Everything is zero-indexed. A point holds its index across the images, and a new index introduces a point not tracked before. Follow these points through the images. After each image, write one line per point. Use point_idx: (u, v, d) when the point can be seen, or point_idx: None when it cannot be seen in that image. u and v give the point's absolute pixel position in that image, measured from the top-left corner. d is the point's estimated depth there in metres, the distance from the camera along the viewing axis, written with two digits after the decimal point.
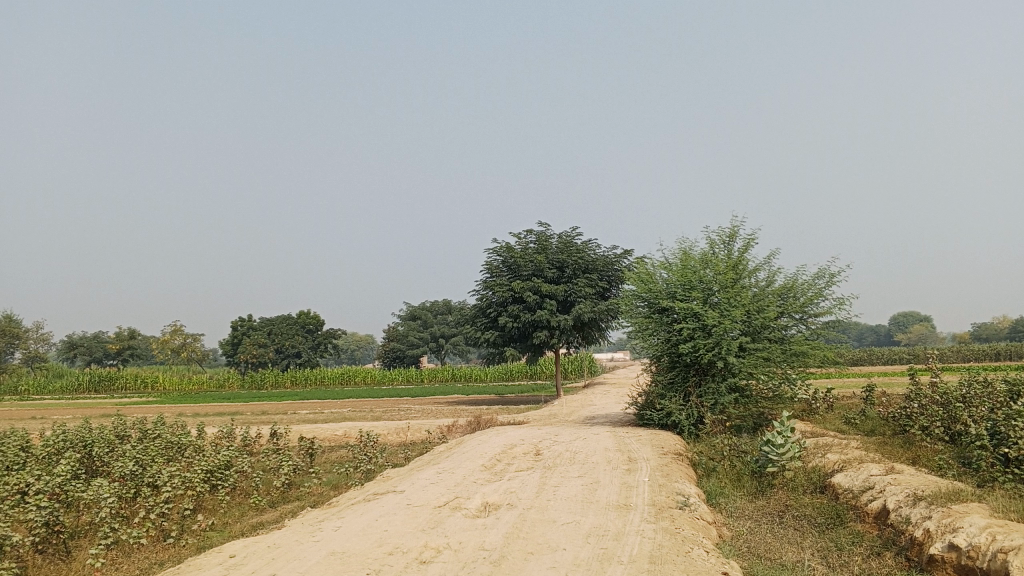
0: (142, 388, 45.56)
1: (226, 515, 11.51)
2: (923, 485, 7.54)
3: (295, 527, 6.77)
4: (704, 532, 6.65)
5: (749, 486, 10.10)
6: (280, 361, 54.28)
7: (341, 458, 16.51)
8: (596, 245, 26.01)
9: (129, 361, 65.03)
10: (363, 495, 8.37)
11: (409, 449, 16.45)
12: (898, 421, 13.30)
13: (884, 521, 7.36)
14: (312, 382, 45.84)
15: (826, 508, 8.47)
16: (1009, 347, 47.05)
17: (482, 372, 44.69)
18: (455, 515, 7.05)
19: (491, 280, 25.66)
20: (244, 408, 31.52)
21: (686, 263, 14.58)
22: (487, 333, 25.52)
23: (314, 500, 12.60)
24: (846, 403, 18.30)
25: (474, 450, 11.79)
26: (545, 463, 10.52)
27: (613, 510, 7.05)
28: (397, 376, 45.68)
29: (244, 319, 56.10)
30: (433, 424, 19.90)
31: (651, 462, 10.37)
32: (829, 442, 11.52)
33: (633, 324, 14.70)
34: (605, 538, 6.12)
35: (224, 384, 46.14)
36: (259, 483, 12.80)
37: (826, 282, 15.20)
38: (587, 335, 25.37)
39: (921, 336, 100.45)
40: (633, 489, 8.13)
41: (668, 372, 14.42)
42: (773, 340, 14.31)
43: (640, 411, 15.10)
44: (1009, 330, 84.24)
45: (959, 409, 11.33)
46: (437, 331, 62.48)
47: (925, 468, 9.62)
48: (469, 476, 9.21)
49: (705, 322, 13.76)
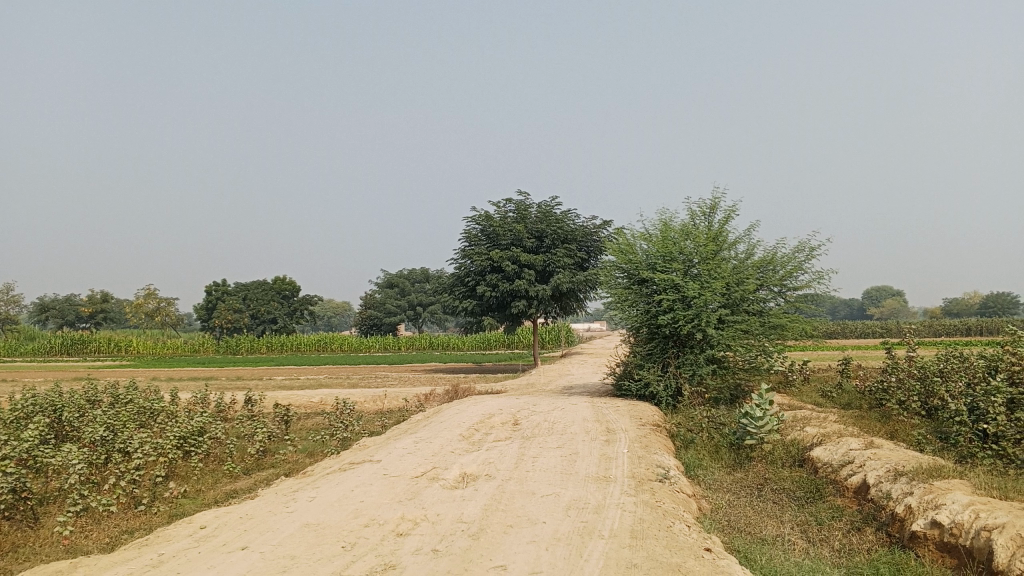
0: (115, 352, 45.06)
1: (199, 483, 11.34)
2: (903, 461, 7.52)
3: (268, 497, 6.61)
4: (685, 506, 6.58)
5: (727, 459, 10.08)
6: (255, 327, 53.87)
7: (316, 425, 16.37)
8: (575, 216, 25.84)
9: (102, 325, 64.35)
10: (339, 465, 8.22)
11: (385, 418, 16.32)
12: (875, 395, 13.35)
13: (864, 496, 7.33)
14: (288, 348, 45.54)
15: (805, 482, 8.46)
16: (981, 322, 47.61)
17: (459, 341, 44.60)
18: (432, 486, 6.92)
19: (469, 249, 25.44)
20: (219, 374, 31.24)
21: (667, 234, 14.45)
22: (465, 301, 25.35)
23: (289, 468, 12.46)
24: (822, 376, 18.39)
25: (451, 420, 11.66)
26: (523, 433, 10.42)
27: (593, 483, 6.96)
28: (374, 344, 45.50)
29: (219, 284, 55.51)
30: (410, 393, 19.77)
31: (630, 434, 10.30)
32: (807, 415, 11.51)
33: (612, 295, 14.58)
34: (586, 511, 6.01)
35: (199, 349, 45.73)
36: (233, 450, 12.63)
37: (805, 255, 15.17)
38: (565, 305, 25.28)
39: (894, 310, 101.56)
40: (612, 461, 8.04)
41: (647, 343, 14.35)
42: (752, 312, 14.27)
43: (617, 381, 15.05)
44: (981, 304, 85.34)
45: (936, 384, 11.37)
46: (415, 299, 62.26)
47: (903, 442, 9.63)
48: (446, 446, 9.09)
49: (685, 293, 13.67)
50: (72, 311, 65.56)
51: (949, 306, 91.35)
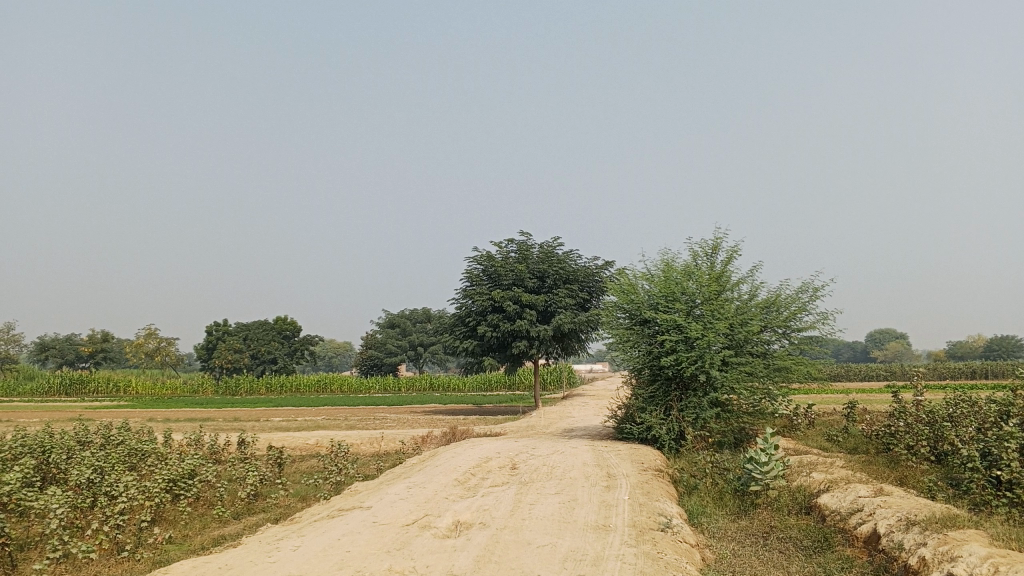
0: (113, 392, 44.75)
1: (187, 527, 10.99)
2: (916, 509, 7.20)
3: (250, 546, 6.31)
4: (688, 557, 6.26)
5: (732, 505, 9.76)
6: (255, 367, 53.54)
7: (311, 468, 16.03)
8: (577, 256, 25.70)
9: (102, 364, 64.07)
10: (327, 512, 7.91)
11: (381, 461, 15.98)
12: (882, 439, 13.03)
13: (875, 547, 7.01)
14: (288, 389, 45.19)
15: (813, 531, 8.13)
16: (986, 365, 47.21)
17: (459, 382, 44.21)
18: (422, 535, 6.61)
19: (470, 289, 25.26)
20: (216, 414, 30.90)
21: (669, 274, 14.23)
22: (466, 342, 25.10)
23: (280, 512, 12.12)
24: (827, 419, 18.05)
25: (447, 464, 11.35)
26: (521, 477, 10.11)
27: (591, 532, 6.65)
28: (374, 385, 45.13)
29: (219, 323, 55.31)
30: (408, 435, 19.42)
31: (631, 479, 9.98)
32: (814, 460, 11.19)
33: (613, 335, 14.32)
34: (583, 563, 5.71)
35: (198, 390, 45.37)
36: (223, 494, 12.30)
37: (809, 296, 14.93)
38: (567, 345, 25.01)
39: (898, 352, 101.04)
40: (612, 508, 7.74)
41: (649, 386, 14.06)
42: (756, 354, 13.99)
43: (619, 424, 14.73)
44: (985, 347, 84.80)
45: (946, 428, 11.07)
46: (416, 339, 62.01)
47: (914, 489, 9.30)
48: (440, 492, 8.79)
49: (687, 334, 13.41)
50: (72, 350, 65.33)
51: (953, 349, 90.86)
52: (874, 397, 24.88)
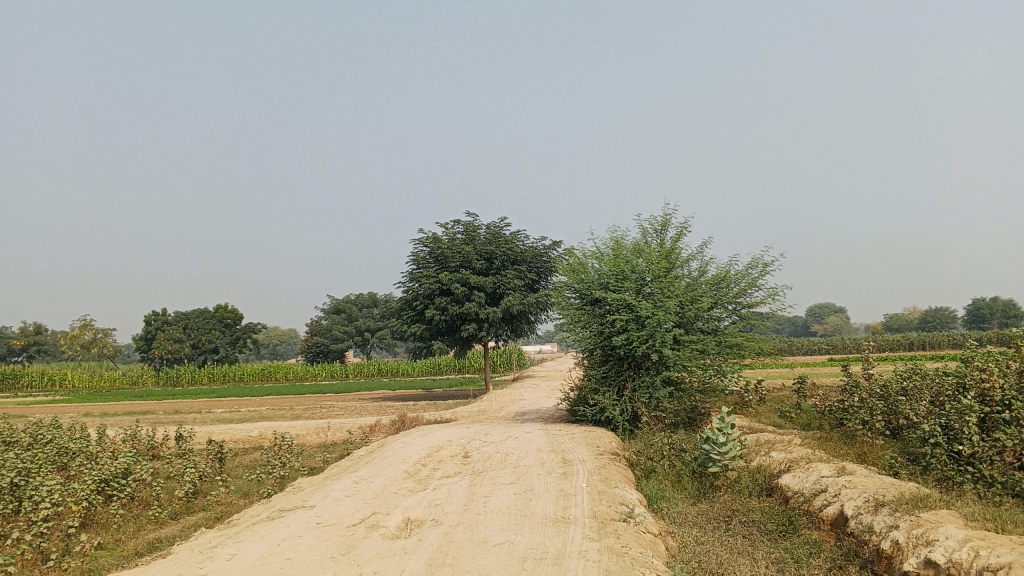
0: (48, 386, 43.10)
1: (119, 531, 10.32)
2: (882, 489, 6.99)
3: (180, 556, 5.77)
4: (653, 550, 5.92)
5: (691, 488, 9.50)
6: (197, 357, 52.13)
7: (254, 461, 15.41)
8: (525, 237, 25.29)
9: (35, 358, 61.70)
10: (267, 513, 7.37)
11: (328, 453, 15.41)
12: (835, 415, 12.95)
13: (843, 530, 6.77)
14: (231, 378, 44.06)
15: (777, 513, 7.89)
16: (924, 336, 48.36)
17: (408, 367, 43.61)
18: (370, 536, 6.16)
19: (417, 272, 24.66)
20: (156, 407, 29.86)
21: (618, 252, 13.86)
22: (413, 326, 24.54)
23: (221, 510, 11.51)
24: (778, 394, 18.04)
25: (396, 454, 10.88)
26: (474, 467, 9.70)
27: (551, 526, 6.28)
28: (321, 372, 44.21)
29: (158, 313, 53.58)
30: (355, 424, 18.85)
31: (588, 465, 9.64)
32: (771, 439, 11.00)
33: (564, 316, 13.96)
34: (543, 562, 5.29)
35: (137, 382, 43.94)
36: (160, 493, 11.64)
37: (759, 271, 14.77)
38: (516, 327, 24.65)
39: (837, 326, 103.48)
40: (570, 498, 7.36)
41: (601, 366, 13.74)
42: (707, 332, 13.79)
43: (572, 406, 14.43)
44: (920, 319, 87.04)
45: (901, 402, 10.99)
46: (362, 325, 61.01)
47: (874, 466, 9.15)
48: (389, 486, 8.33)
49: (638, 313, 13.03)
50: (3, 344, 62.81)
51: (889, 321, 93.18)
52: (821, 371, 25.07)
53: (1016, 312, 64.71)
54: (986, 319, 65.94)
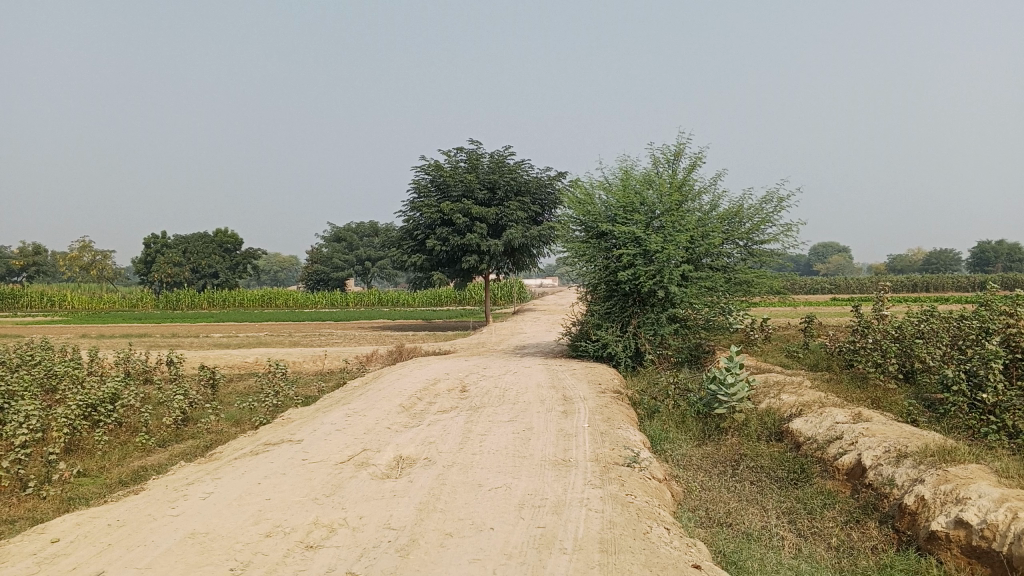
0: (48, 306, 42.89)
1: (105, 459, 10.02)
2: (904, 439, 6.58)
3: (153, 493, 5.37)
4: (659, 498, 5.52)
5: (695, 429, 9.13)
6: (196, 282, 51.79)
7: (248, 389, 15.11)
8: (529, 166, 24.54)
9: (35, 279, 61.52)
10: (251, 447, 6.95)
11: (323, 382, 15.09)
12: (845, 356, 12.54)
13: (860, 481, 6.38)
14: (232, 304, 43.81)
15: (788, 459, 7.50)
16: (928, 278, 47.77)
17: (408, 297, 43.28)
18: (359, 476, 5.76)
19: (418, 201, 24.05)
20: (154, 330, 29.60)
21: (627, 183, 13.19)
22: (414, 256, 24.05)
23: (210, 438, 11.20)
24: (784, 333, 17.64)
25: (392, 386, 10.49)
26: (471, 402, 9.31)
27: (551, 469, 5.89)
28: (321, 299, 43.86)
29: (157, 236, 52.98)
30: (352, 353, 18.54)
31: (590, 403, 9.23)
32: (780, 380, 10.58)
33: (569, 249, 13.38)
34: (542, 511, 4.88)
35: (137, 304, 43.75)
36: (148, 420, 11.30)
37: (774, 206, 14.20)
38: (518, 260, 24.16)
39: (840, 265, 102.89)
40: (572, 440, 6.94)
41: (605, 302, 13.25)
42: (716, 268, 13.31)
43: (573, 341, 14.03)
44: (924, 261, 86.31)
45: (918, 346, 10.54)
46: (363, 254, 60.40)
47: (889, 412, 8.74)
48: (382, 421, 7.94)
49: (646, 248, 12.44)
50: (3, 264, 62.54)
51: (892, 263, 92.46)
52: (826, 310, 24.64)
53: (1022, 255, 64.04)
54: (989, 262, 65.31)
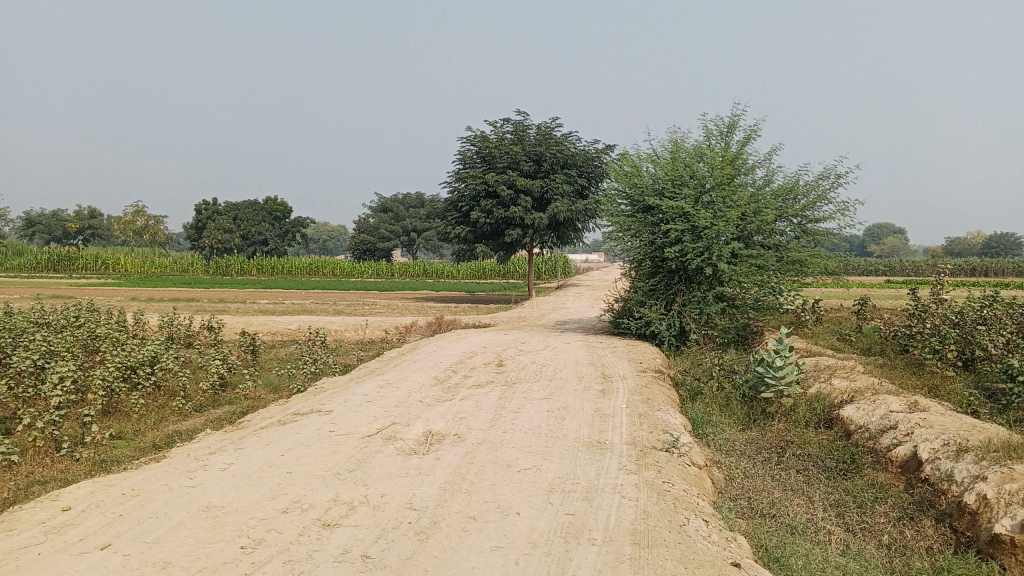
0: (102, 268, 43.74)
1: (141, 422, 10.01)
2: (965, 432, 6.16)
3: (173, 462, 5.24)
4: (698, 486, 5.22)
5: (740, 413, 8.77)
6: (246, 249, 52.39)
7: (288, 355, 15.10)
8: (577, 139, 24.08)
9: (91, 241, 62.96)
10: (279, 416, 6.80)
11: (362, 351, 14.99)
12: (900, 341, 12.01)
13: (915, 475, 5.99)
14: (279, 271, 44.19)
15: (837, 449, 7.12)
16: (987, 262, 46.25)
17: (453, 269, 43.22)
18: (385, 451, 5.56)
19: (463, 171, 23.77)
20: (201, 295, 29.94)
21: (677, 156, 12.73)
22: (458, 228, 23.83)
23: (246, 405, 11.15)
24: (835, 315, 17.07)
25: (428, 358, 10.30)
26: (507, 377, 9.08)
27: (586, 451, 5.61)
28: (366, 269, 44.00)
29: (208, 203, 53.62)
30: (393, 323, 18.45)
31: (630, 382, 8.91)
32: (831, 364, 10.13)
33: (614, 223, 12.99)
34: (573, 496, 4.61)
35: (188, 269, 44.39)
36: (185, 384, 11.29)
37: (831, 183, 13.64)
38: (562, 234, 23.81)
39: (894, 247, 100.39)
40: (609, 420, 6.65)
41: (650, 279, 12.86)
42: (767, 246, 12.84)
43: (615, 318, 13.68)
44: (983, 244, 83.62)
45: (981, 333, 10.00)
46: (409, 225, 60.49)
47: (947, 401, 8.28)
48: (414, 394, 7.74)
49: (695, 223, 12.00)
50: (61, 227, 64.00)
51: (949, 247, 89.82)
52: (881, 293, 23.85)
53: None
54: None
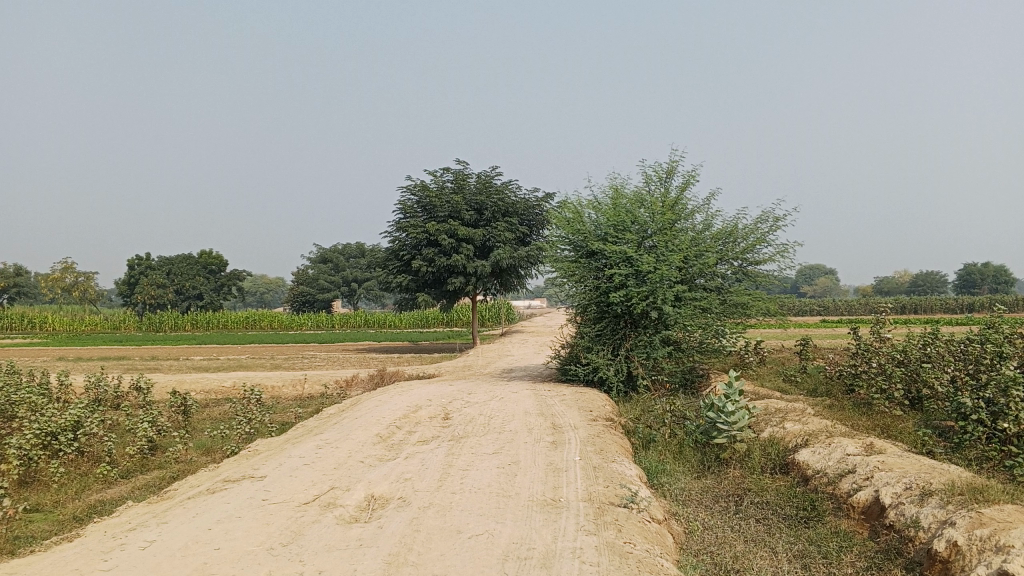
0: (28, 328, 41.97)
1: (61, 492, 9.32)
2: (926, 474, 6.01)
3: (87, 542, 4.73)
4: (660, 545, 4.93)
5: (694, 461, 8.53)
6: (181, 304, 50.96)
7: (222, 414, 14.41)
8: (517, 187, 24.04)
9: (17, 299, 60.58)
10: (208, 484, 6.30)
11: (301, 407, 14.41)
12: (846, 380, 11.99)
13: (880, 522, 5.80)
14: (216, 326, 42.99)
15: (796, 495, 6.91)
16: (917, 300, 47.53)
17: (395, 319, 42.61)
18: (324, 520, 5.14)
19: (403, 221, 23.46)
20: (132, 353, 28.80)
21: (618, 201, 12.64)
22: (399, 277, 23.43)
23: (177, 469, 10.51)
24: (778, 356, 17.11)
25: (370, 414, 9.86)
26: (454, 432, 8.69)
27: (541, 511, 5.28)
28: (306, 321, 43.08)
29: (141, 258, 52.14)
30: (333, 376, 17.89)
31: (581, 433, 8.62)
32: (781, 407, 9.99)
33: (557, 270, 12.78)
34: (529, 564, 4.27)
35: (119, 326, 42.88)
36: (111, 449, 10.61)
37: (770, 226, 13.73)
38: (505, 282, 23.60)
39: (827, 287, 102.90)
40: (562, 476, 6.33)
41: (596, 324, 12.64)
42: (711, 289, 12.78)
43: (562, 365, 13.40)
44: (911, 283, 86.22)
45: (927, 370, 10.00)
46: (350, 275, 59.72)
47: (900, 441, 8.16)
48: (356, 453, 7.31)
49: (639, 268, 11.87)
50: None
51: (878, 285, 92.44)
52: (820, 333, 24.14)
53: (1008, 278, 64.18)
54: (976, 285, 65.24)
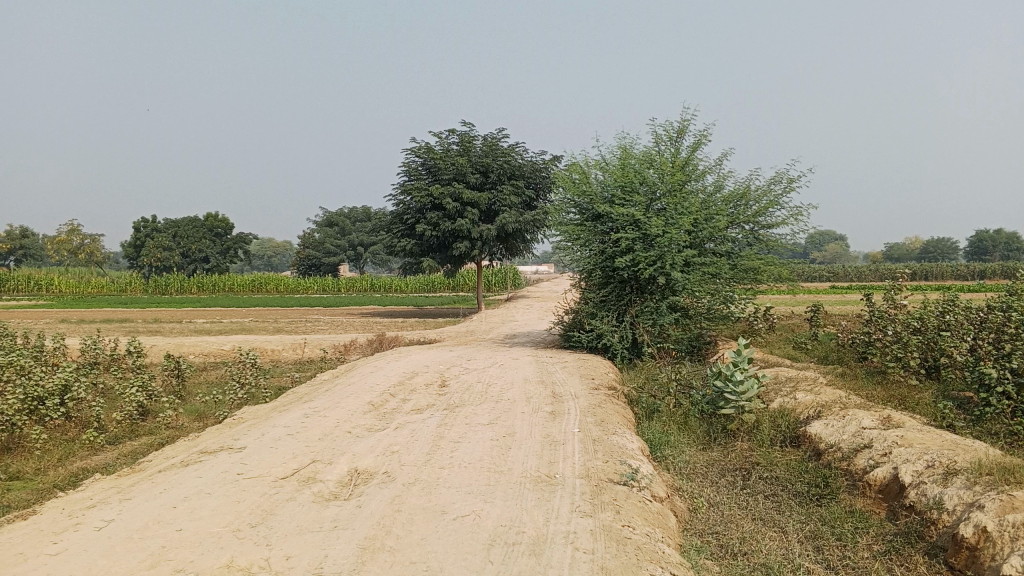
0: (34, 290, 41.76)
1: (44, 459, 9.00)
2: (949, 451, 5.61)
3: (39, 522, 4.37)
4: (662, 527, 4.55)
5: (700, 432, 8.14)
6: (187, 267, 50.66)
7: (218, 379, 14.08)
8: (523, 149, 23.48)
9: (23, 261, 60.46)
10: (184, 455, 5.94)
11: (298, 373, 14.07)
12: (859, 348, 11.55)
13: (899, 502, 5.41)
14: (222, 289, 42.69)
15: (808, 471, 6.51)
16: (928, 266, 46.90)
17: (401, 283, 42.27)
18: (300, 497, 4.77)
19: (408, 183, 22.96)
20: (136, 315, 28.51)
21: (626, 161, 12.12)
22: (404, 241, 22.99)
23: (167, 436, 10.19)
24: (788, 323, 16.67)
25: (364, 381, 9.48)
26: (449, 400, 8.31)
27: (534, 490, 4.90)
28: (312, 285, 42.75)
29: (147, 221, 51.76)
30: (333, 340, 17.53)
31: (582, 402, 8.23)
32: (792, 376, 9.58)
33: (562, 234, 12.32)
34: (517, 551, 3.88)
35: (126, 289, 42.63)
36: (99, 414, 10.29)
37: (783, 188, 13.21)
38: (511, 246, 23.15)
39: (838, 254, 102.17)
40: (559, 449, 5.94)
41: (601, 289, 12.21)
42: (721, 254, 12.32)
43: (566, 331, 12.98)
44: (921, 249, 85.36)
45: (946, 338, 9.55)
46: (356, 239, 59.27)
47: (919, 414, 7.75)
48: (343, 423, 6.93)
49: (647, 231, 11.40)
50: None
51: (888, 251, 91.69)
52: (830, 299, 23.67)
53: (1021, 245, 63.26)
54: (988, 251, 64.35)
